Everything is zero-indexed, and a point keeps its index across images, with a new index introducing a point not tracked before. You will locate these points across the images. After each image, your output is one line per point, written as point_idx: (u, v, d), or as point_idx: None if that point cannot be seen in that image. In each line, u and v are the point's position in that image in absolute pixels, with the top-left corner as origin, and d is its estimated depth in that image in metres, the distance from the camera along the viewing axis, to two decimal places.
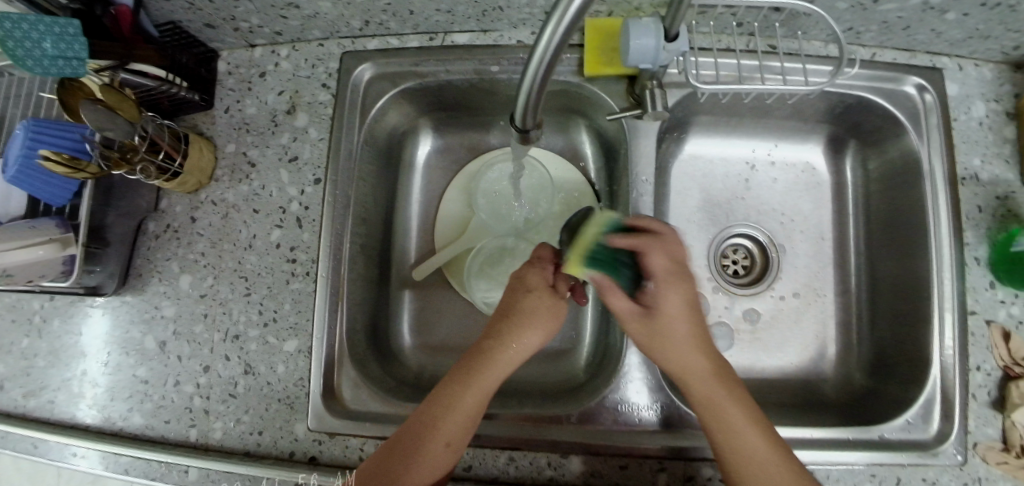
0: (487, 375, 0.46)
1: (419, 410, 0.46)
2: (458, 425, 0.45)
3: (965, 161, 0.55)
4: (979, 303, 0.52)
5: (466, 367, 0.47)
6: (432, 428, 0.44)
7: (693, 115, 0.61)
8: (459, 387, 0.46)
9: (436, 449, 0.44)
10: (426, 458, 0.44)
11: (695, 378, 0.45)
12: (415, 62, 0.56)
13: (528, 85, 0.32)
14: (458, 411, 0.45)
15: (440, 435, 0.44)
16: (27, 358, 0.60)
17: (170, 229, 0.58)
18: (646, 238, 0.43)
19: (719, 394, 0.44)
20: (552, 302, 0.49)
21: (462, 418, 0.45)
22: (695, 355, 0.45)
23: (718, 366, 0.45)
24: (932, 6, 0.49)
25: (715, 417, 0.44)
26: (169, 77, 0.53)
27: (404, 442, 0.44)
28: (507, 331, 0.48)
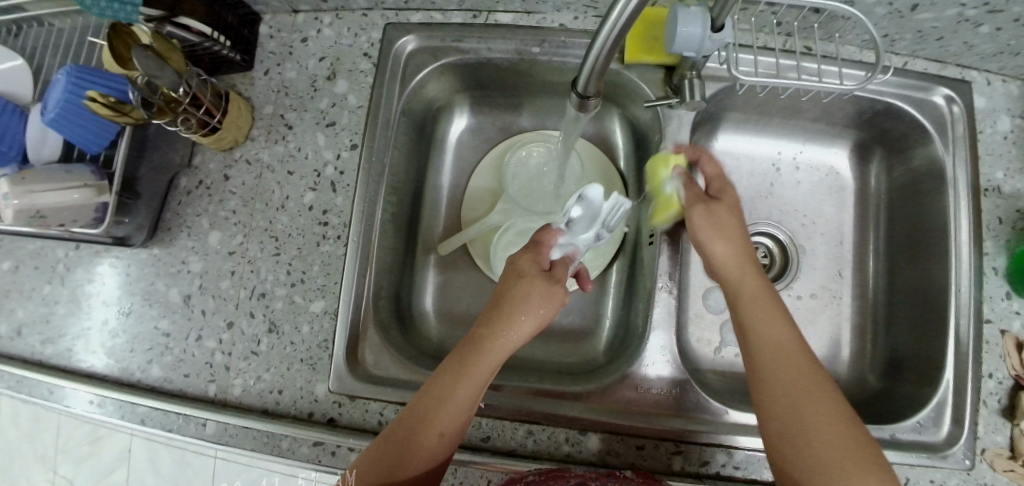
0: (480, 365, 0.44)
1: (415, 398, 0.43)
2: (450, 420, 0.42)
3: (988, 173, 0.56)
4: (994, 311, 0.53)
5: (460, 357, 0.44)
6: (426, 420, 0.41)
7: (725, 111, 0.62)
8: (451, 378, 0.43)
9: (430, 441, 0.41)
10: (418, 448, 0.41)
11: (759, 317, 0.45)
12: (458, 38, 0.57)
13: (595, 55, 0.34)
14: (452, 403, 0.42)
15: (432, 425, 0.41)
16: (47, 305, 0.60)
17: (202, 185, 0.59)
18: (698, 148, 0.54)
19: (779, 340, 0.43)
20: (544, 286, 0.48)
21: (455, 408, 0.42)
22: (752, 288, 0.47)
23: (780, 313, 0.45)
24: (967, 19, 0.51)
25: (779, 364, 0.42)
26: (213, 34, 0.54)
27: (401, 429, 0.42)
28: (501, 318, 0.46)
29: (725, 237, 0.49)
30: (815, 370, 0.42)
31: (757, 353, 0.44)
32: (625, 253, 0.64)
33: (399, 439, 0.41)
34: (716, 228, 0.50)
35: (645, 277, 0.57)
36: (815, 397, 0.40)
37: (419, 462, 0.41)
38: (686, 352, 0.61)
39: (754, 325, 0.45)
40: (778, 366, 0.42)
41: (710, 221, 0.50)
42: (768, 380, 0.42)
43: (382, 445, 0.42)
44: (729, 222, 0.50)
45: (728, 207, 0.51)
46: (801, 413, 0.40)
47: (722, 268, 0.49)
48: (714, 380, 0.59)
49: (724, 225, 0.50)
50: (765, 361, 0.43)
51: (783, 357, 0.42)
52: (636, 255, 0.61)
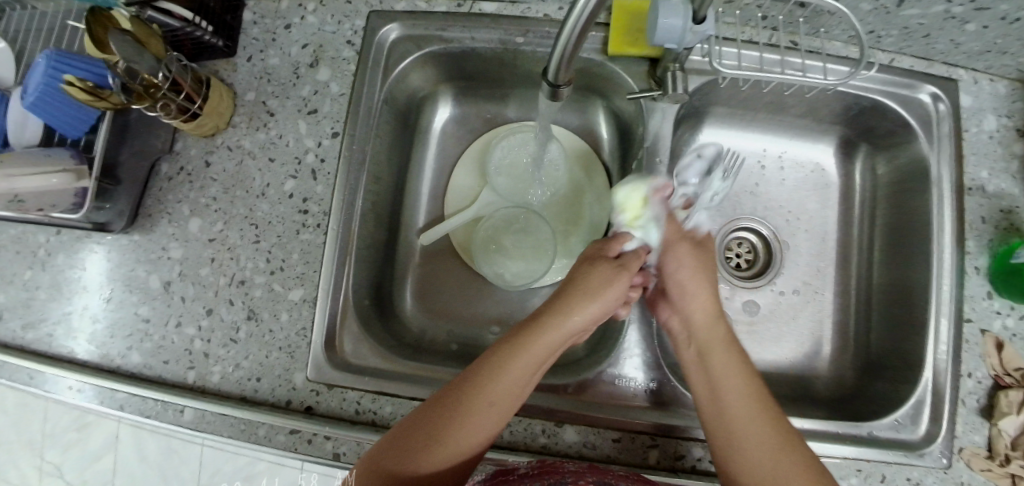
0: (540, 344, 0.44)
1: (469, 371, 0.43)
2: (500, 395, 0.41)
3: (972, 172, 0.56)
4: (976, 311, 0.53)
5: (524, 334, 0.44)
6: (477, 393, 0.41)
7: (710, 104, 0.62)
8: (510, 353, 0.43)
9: (476, 417, 0.40)
10: (467, 414, 0.40)
11: (721, 364, 0.46)
12: (441, 26, 0.57)
13: (563, 42, 0.33)
14: (507, 375, 0.42)
15: (485, 393, 0.41)
16: (29, 290, 0.60)
17: (184, 172, 0.59)
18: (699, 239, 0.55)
19: (743, 383, 0.45)
20: (614, 274, 0.48)
21: (511, 378, 0.42)
22: (720, 335, 0.48)
23: (742, 359, 0.47)
24: (953, 15, 0.50)
25: (738, 408, 0.43)
26: (194, 19, 0.54)
27: (452, 392, 0.42)
28: (568, 301, 0.47)
29: (704, 283, 0.52)
30: (772, 411, 0.44)
31: (724, 395, 0.45)
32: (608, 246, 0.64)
33: (440, 411, 0.41)
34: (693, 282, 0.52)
35: None
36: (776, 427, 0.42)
37: (458, 442, 0.40)
38: (668, 347, 0.61)
39: (722, 373, 0.46)
40: (742, 409, 0.43)
41: (694, 265, 0.53)
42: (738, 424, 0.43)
43: (408, 429, 0.41)
44: (703, 266, 0.53)
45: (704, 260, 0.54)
46: (766, 449, 0.41)
47: (691, 316, 0.50)
48: None
49: (701, 269, 0.53)
50: (732, 405, 0.44)
51: (748, 404, 0.44)
52: None
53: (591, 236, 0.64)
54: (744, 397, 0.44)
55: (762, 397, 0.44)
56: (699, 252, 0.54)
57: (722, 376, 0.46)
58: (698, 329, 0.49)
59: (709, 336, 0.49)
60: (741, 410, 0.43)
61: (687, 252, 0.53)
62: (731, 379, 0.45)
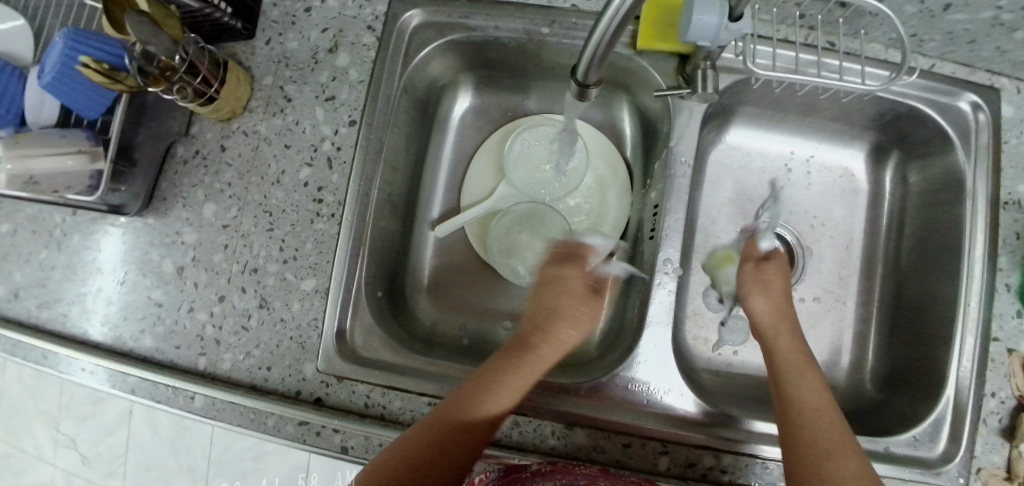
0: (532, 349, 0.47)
1: (473, 376, 0.45)
2: (501, 406, 0.44)
3: (1009, 186, 0.53)
4: (1004, 330, 0.51)
5: (518, 345, 0.48)
6: (483, 398, 0.44)
7: (739, 104, 0.60)
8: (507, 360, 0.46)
9: (483, 418, 0.43)
10: (467, 432, 0.43)
11: (792, 374, 0.47)
12: (464, 14, 0.55)
13: (596, 41, 0.32)
14: (502, 398, 0.44)
15: (483, 415, 0.43)
16: (44, 270, 0.60)
17: (199, 155, 0.58)
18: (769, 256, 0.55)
19: (818, 405, 0.45)
20: (592, 305, 0.52)
21: (506, 401, 0.44)
22: (795, 355, 0.49)
23: (812, 372, 0.48)
24: (1002, 21, 0.48)
25: (807, 415, 0.44)
26: (213, 0, 0.52)
27: (451, 412, 0.43)
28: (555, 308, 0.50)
29: (770, 298, 0.52)
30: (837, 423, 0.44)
31: (793, 403, 0.46)
32: (627, 246, 0.62)
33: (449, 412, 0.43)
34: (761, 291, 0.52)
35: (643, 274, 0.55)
36: (843, 450, 0.42)
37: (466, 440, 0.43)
38: (683, 351, 0.60)
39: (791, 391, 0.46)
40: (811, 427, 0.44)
41: (761, 283, 0.52)
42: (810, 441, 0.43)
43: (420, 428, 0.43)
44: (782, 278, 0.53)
45: (777, 274, 0.53)
46: (824, 452, 0.42)
47: (762, 326, 0.51)
48: (709, 381, 0.58)
49: (770, 283, 0.52)
50: (800, 412, 0.45)
51: (816, 415, 0.44)
52: (638, 248, 0.60)
53: (609, 236, 0.63)
54: (812, 407, 0.45)
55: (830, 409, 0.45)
56: (768, 267, 0.54)
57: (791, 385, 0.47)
58: (768, 341, 0.51)
59: (780, 348, 0.50)
60: (809, 417, 0.44)
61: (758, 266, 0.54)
62: (801, 398, 0.46)
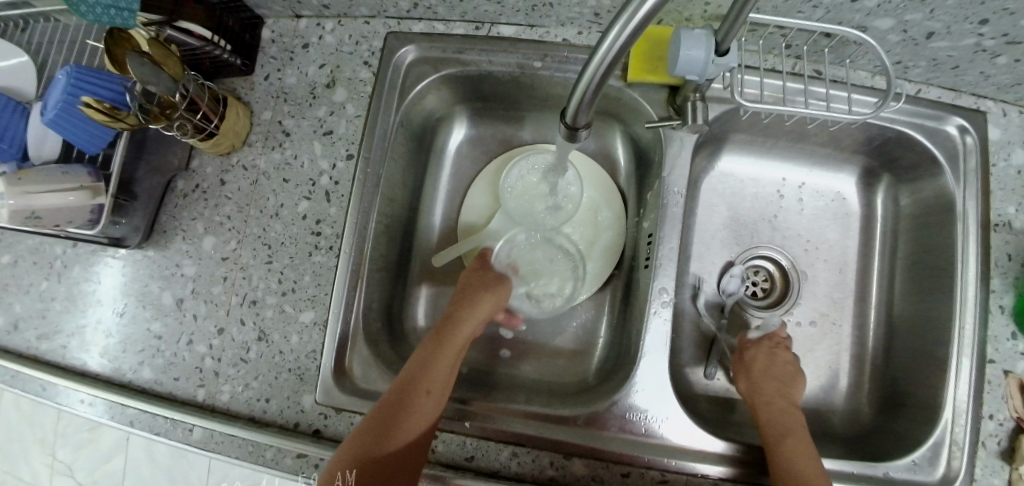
0: (446, 345, 0.51)
1: (393, 386, 0.47)
2: (439, 375, 0.48)
3: (999, 208, 0.54)
4: (999, 352, 0.51)
5: (429, 347, 0.50)
6: (408, 393, 0.46)
7: (730, 131, 0.61)
8: (423, 360, 0.49)
9: (412, 420, 0.45)
10: (412, 407, 0.46)
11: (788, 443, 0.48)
12: (458, 49, 0.56)
13: (584, 86, 0.33)
14: (436, 367, 0.49)
15: (422, 384, 0.47)
16: (44, 301, 0.61)
17: (199, 189, 0.59)
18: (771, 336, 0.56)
19: (804, 464, 0.46)
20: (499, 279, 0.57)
21: (441, 369, 0.49)
22: (785, 417, 0.50)
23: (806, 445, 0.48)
24: (984, 49, 0.49)
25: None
26: (213, 38, 0.53)
27: (394, 396, 0.46)
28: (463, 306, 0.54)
29: (769, 376, 0.53)
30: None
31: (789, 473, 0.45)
32: (622, 272, 0.63)
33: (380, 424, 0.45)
34: (753, 375, 0.53)
35: (640, 300, 0.56)
36: None
37: (405, 448, 0.45)
38: (681, 377, 0.60)
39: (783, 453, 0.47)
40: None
41: (767, 359, 0.54)
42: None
43: (353, 451, 0.44)
44: (784, 366, 0.53)
45: (775, 349, 0.55)
46: None
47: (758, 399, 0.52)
48: (706, 407, 0.58)
49: (773, 360, 0.54)
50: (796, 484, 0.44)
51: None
52: (633, 275, 0.60)
53: (604, 263, 0.64)
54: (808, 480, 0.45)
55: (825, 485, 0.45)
56: (770, 343, 0.55)
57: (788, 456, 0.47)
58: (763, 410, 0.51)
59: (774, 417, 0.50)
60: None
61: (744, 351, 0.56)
62: (790, 455, 0.47)
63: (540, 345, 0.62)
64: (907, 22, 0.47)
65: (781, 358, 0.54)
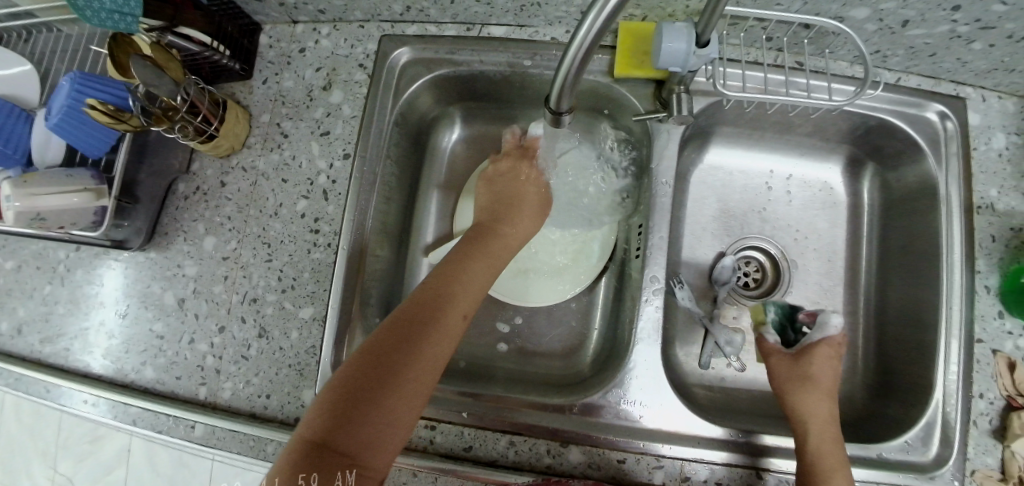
0: (474, 265, 0.50)
1: (426, 297, 0.46)
2: (471, 295, 0.48)
3: (981, 190, 0.55)
4: (987, 331, 0.52)
5: (464, 263, 0.50)
6: (442, 306, 0.45)
7: (717, 124, 0.62)
8: (450, 275, 0.48)
9: (443, 336, 0.44)
10: (444, 321, 0.44)
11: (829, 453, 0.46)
12: (451, 50, 0.58)
13: (565, 70, 0.34)
14: (469, 285, 0.48)
15: (458, 301, 0.46)
16: (47, 305, 0.62)
17: (199, 191, 0.60)
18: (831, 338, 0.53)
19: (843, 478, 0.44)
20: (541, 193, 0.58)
21: (473, 290, 0.48)
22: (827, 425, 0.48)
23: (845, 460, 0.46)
24: (959, 35, 0.50)
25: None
26: (213, 43, 0.55)
27: (427, 308, 0.45)
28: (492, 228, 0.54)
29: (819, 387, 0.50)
30: None
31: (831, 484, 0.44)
32: (615, 265, 0.64)
33: (406, 330, 0.43)
34: (803, 388, 0.50)
35: (633, 289, 0.57)
36: None
37: (432, 356, 0.43)
38: (676, 367, 0.60)
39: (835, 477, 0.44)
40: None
41: (824, 365, 0.52)
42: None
43: (381, 348, 0.42)
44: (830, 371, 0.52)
45: (827, 355, 0.52)
46: None
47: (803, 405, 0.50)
48: (702, 396, 0.59)
49: (827, 366, 0.52)
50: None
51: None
52: (626, 266, 0.61)
53: (597, 256, 0.64)
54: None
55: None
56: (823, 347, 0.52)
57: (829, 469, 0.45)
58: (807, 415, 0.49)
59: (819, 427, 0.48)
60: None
61: (791, 360, 0.53)
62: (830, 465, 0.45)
63: (537, 339, 0.63)
64: (882, 11, 0.49)
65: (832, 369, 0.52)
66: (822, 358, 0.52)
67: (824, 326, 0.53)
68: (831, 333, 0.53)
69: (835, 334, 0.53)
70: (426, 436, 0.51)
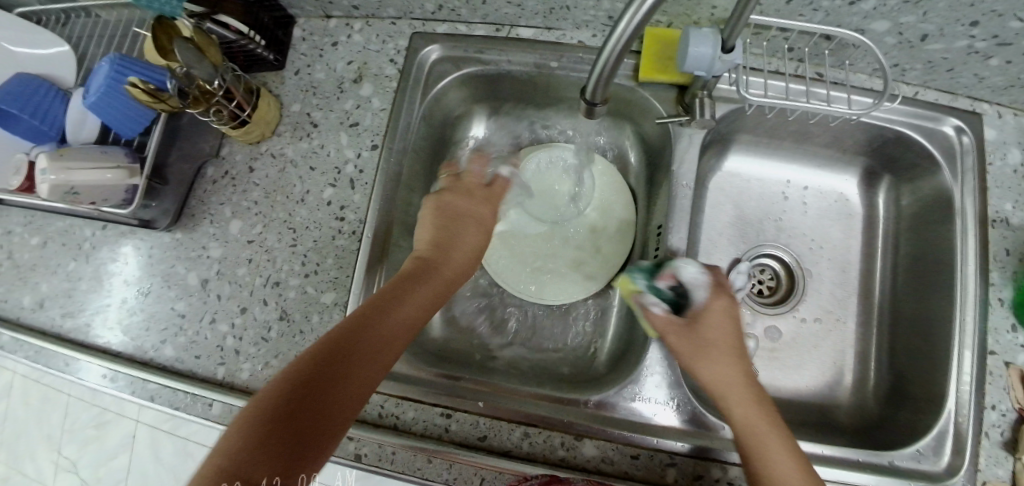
0: (424, 277, 0.49)
1: (366, 310, 0.44)
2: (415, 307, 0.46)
3: (996, 204, 0.56)
4: (1000, 343, 0.53)
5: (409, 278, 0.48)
6: (384, 318, 0.44)
7: (737, 131, 0.64)
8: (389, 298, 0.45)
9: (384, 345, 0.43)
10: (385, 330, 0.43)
11: (759, 435, 0.42)
12: (479, 49, 0.60)
13: (602, 63, 0.37)
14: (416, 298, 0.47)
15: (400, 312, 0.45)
16: (71, 281, 0.63)
17: (228, 175, 0.62)
18: (722, 293, 0.50)
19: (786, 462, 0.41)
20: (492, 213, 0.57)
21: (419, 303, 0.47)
22: (754, 400, 0.45)
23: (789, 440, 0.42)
24: (977, 50, 0.51)
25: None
26: (249, 32, 0.57)
27: (369, 319, 0.43)
28: (438, 253, 0.51)
29: (724, 357, 0.47)
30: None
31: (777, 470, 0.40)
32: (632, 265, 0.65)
33: (337, 350, 0.40)
34: (703, 357, 0.47)
35: None
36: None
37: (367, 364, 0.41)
38: None
39: (770, 457, 0.41)
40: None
41: (724, 331, 0.49)
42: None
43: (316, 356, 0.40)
44: (735, 338, 0.49)
45: (722, 317, 0.49)
46: None
47: (717, 383, 0.46)
48: None
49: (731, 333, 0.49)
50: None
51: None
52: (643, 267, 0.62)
53: (614, 256, 0.65)
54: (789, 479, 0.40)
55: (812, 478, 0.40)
56: (716, 310, 0.49)
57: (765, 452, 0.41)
58: (727, 394, 0.45)
59: (740, 406, 0.44)
60: None
61: (686, 329, 0.49)
62: (767, 451, 0.41)
63: (552, 335, 0.64)
64: (902, 24, 0.50)
65: (727, 328, 0.49)
66: (716, 322, 0.49)
67: (693, 281, 0.49)
68: (705, 282, 0.50)
69: (706, 279, 0.49)
70: (442, 424, 0.52)
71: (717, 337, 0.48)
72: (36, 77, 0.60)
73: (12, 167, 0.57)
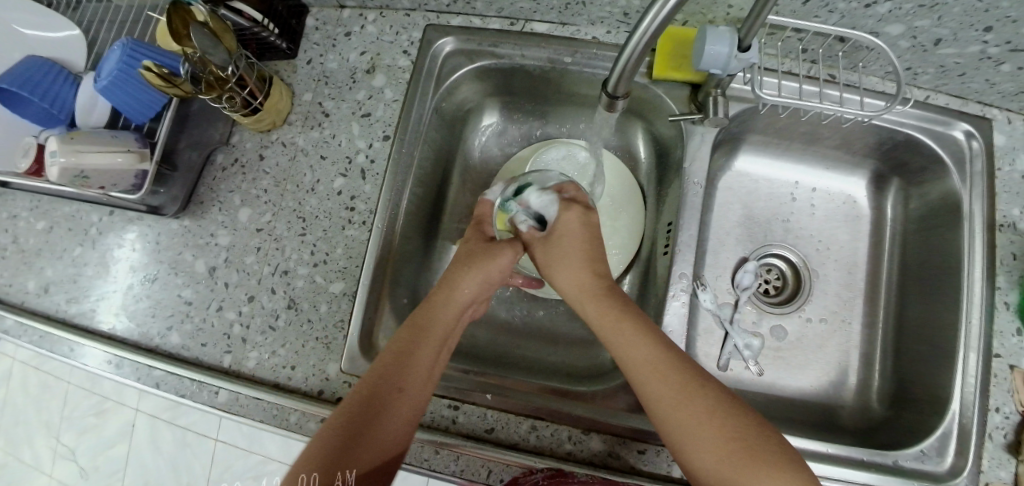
0: (448, 300, 0.51)
1: (401, 339, 0.47)
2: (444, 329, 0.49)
3: (1004, 209, 0.56)
4: (1005, 346, 0.53)
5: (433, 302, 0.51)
6: (418, 346, 0.47)
7: (748, 131, 0.64)
8: (414, 336, 0.47)
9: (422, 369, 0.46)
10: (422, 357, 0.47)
11: (617, 334, 0.46)
12: (493, 43, 0.60)
13: (626, 58, 0.37)
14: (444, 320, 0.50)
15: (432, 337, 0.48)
16: (77, 266, 0.63)
17: (238, 163, 0.61)
18: (569, 205, 0.55)
19: (644, 353, 0.44)
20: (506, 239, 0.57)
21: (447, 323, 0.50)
22: (605, 299, 0.49)
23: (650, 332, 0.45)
24: (989, 55, 0.52)
25: (653, 375, 0.43)
26: (263, 20, 0.57)
27: (406, 348, 0.46)
28: (456, 276, 0.52)
29: (577, 266, 0.52)
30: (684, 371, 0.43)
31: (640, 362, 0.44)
32: (640, 262, 0.65)
33: (386, 381, 0.44)
34: (562, 270, 0.52)
35: (659, 285, 0.58)
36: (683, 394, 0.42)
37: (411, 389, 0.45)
38: None
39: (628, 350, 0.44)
40: (664, 405, 0.42)
41: (579, 241, 0.53)
42: (668, 410, 0.41)
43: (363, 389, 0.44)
44: (588, 245, 0.53)
45: (571, 227, 0.54)
46: (674, 403, 0.41)
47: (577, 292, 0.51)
48: None
49: (585, 241, 0.53)
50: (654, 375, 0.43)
51: (667, 374, 0.43)
52: (652, 264, 0.62)
53: (623, 252, 0.65)
54: (652, 365, 0.43)
55: (675, 361, 0.43)
56: (566, 222, 0.54)
57: (625, 347, 0.45)
58: (585, 300, 0.50)
59: (597, 308, 0.48)
60: (654, 378, 0.43)
61: (544, 247, 0.55)
62: (626, 346, 0.45)
63: (559, 330, 0.64)
64: (916, 28, 0.50)
65: (579, 236, 0.53)
66: (564, 241, 0.53)
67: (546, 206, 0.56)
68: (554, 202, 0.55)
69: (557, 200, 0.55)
70: (450, 416, 0.52)
71: (570, 253, 0.53)
72: (42, 60, 0.59)
73: (21, 150, 0.57)
